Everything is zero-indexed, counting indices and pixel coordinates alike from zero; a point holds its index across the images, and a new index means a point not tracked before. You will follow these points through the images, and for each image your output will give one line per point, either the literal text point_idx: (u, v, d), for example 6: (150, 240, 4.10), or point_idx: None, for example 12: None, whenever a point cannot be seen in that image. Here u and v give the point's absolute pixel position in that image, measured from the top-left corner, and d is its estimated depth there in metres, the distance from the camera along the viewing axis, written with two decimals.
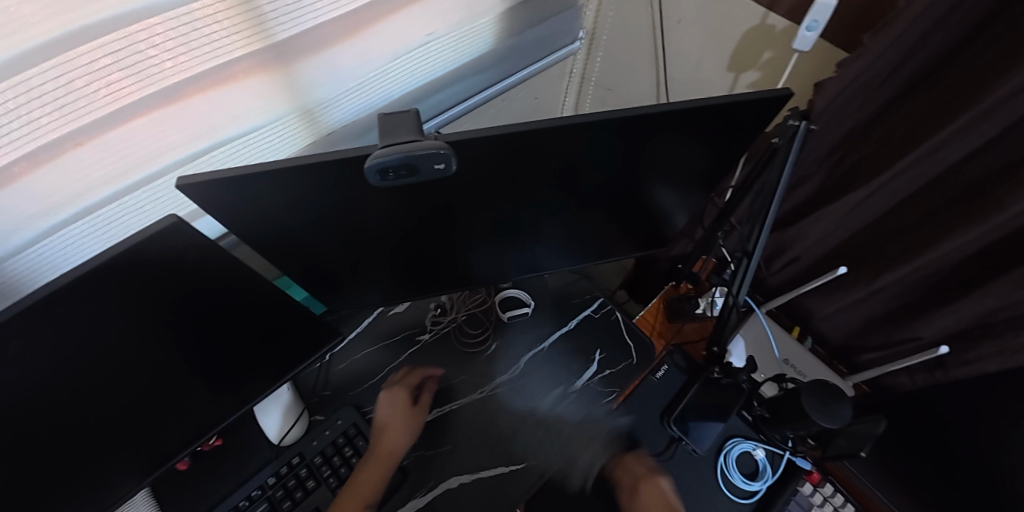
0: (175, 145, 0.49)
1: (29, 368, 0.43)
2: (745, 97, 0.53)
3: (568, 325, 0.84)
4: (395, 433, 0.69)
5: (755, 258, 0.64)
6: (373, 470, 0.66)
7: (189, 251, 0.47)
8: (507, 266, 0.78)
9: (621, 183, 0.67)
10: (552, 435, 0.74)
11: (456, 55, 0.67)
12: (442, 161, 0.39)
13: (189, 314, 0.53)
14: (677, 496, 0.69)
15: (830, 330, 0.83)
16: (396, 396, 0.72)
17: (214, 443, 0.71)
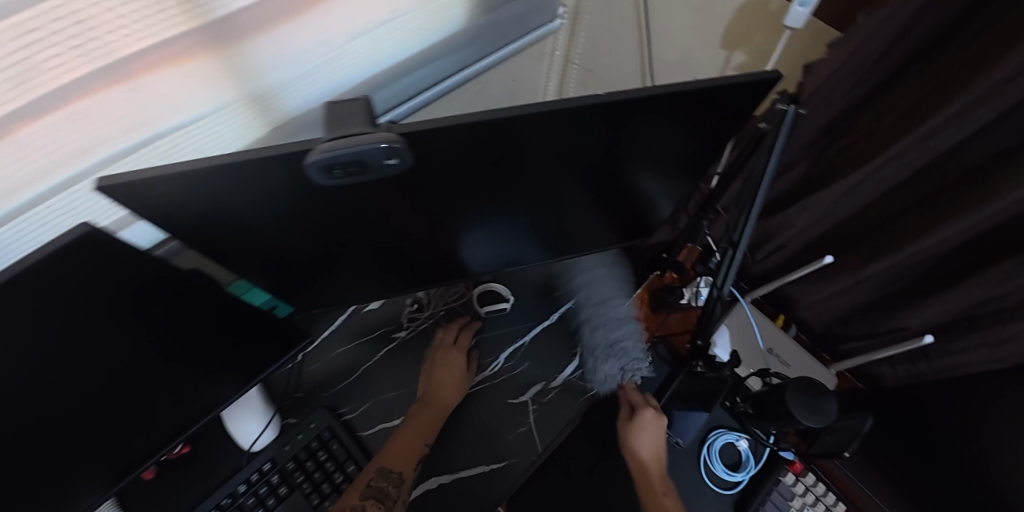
0: (108, 137, 0.44)
1: None
2: (731, 81, 0.50)
3: (550, 319, 0.82)
4: (450, 388, 0.71)
5: (741, 249, 0.61)
6: (427, 417, 0.68)
7: (111, 262, 0.42)
8: (504, 255, 0.76)
9: (602, 171, 0.63)
10: (533, 431, 0.72)
11: (425, 34, 0.62)
12: (392, 156, 0.34)
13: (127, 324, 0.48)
14: (652, 438, 0.69)
15: (814, 318, 0.82)
16: (455, 356, 0.74)
17: (181, 451, 0.68)
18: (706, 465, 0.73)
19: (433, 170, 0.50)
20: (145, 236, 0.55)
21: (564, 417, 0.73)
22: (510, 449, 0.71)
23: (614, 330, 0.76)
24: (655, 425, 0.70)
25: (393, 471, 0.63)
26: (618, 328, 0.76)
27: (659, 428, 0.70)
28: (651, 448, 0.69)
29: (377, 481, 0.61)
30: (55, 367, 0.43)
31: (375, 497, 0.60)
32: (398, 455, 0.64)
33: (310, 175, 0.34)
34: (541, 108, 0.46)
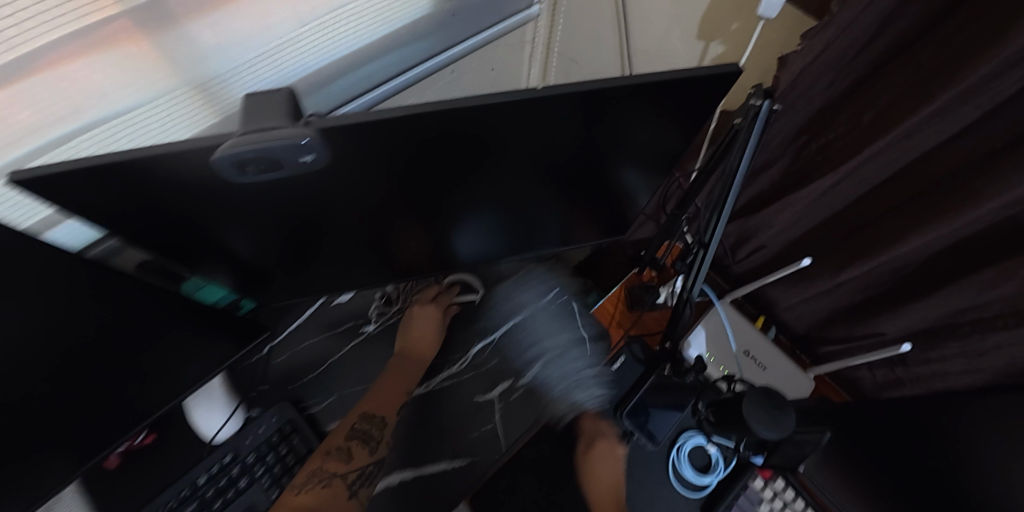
0: (33, 126, 0.43)
1: None
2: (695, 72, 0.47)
3: (521, 316, 0.80)
4: (428, 340, 0.74)
5: (712, 250, 0.59)
6: (410, 366, 0.72)
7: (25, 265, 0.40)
8: (482, 250, 0.75)
9: (569, 167, 0.61)
10: (498, 430, 0.71)
11: (383, 23, 0.61)
12: (310, 153, 0.33)
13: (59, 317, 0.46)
14: (611, 469, 0.70)
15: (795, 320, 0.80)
16: (430, 311, 0.77)
17: (144, 441, 0.67)
18: (675, 468, 0.72)
19: (384, 165, 0.48)
20: (76, 238, 0.58)
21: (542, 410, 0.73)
22: (474, 447, 0.70)
23: (580, 361, 0.78)
24: (613, 454, 0.71)
25: (377, 415, 0.67)
26: (573, 358, 0.78)
27: (616, 459, 0.71)
28: (607, 475, 0.69)
29: (362, 425, 0.66)
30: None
31: (359, 438, 0.65)
32: (379, 399, 0.69)
33: (217, 166, 0.32)
34: (489, 101, 0.43)
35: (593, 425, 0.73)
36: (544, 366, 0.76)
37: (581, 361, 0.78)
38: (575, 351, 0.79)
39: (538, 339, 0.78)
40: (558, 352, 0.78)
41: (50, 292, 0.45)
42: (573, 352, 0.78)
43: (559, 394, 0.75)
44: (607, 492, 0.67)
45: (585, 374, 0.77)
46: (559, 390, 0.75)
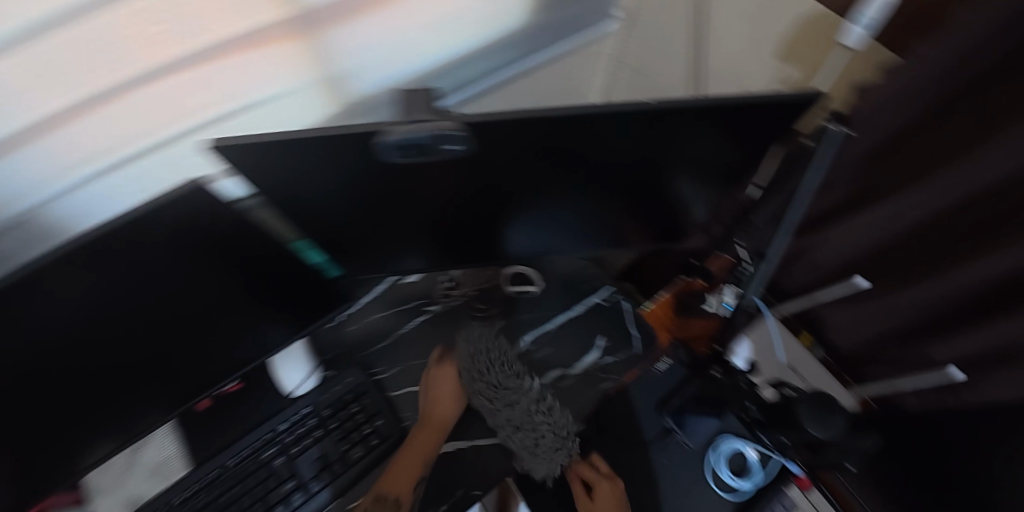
0: (205, 106, 0.53)
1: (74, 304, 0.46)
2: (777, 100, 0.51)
3: (574, 311, 0.85)
4: (448, 403, 0.72)
5: (771, 262, 0.64)
6: (428, 435, 0.70)
7: (195, 220, 0.48)
8: (537, 244, 0.79)
9: (635, 175, 0.66)
10: (546, 414, 0.75)
11: (482, 32, 0.67)
12: (453, 142, 0.38)
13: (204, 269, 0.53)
14: (611, 511, 0.69)
15: (839, 340, 0.82)
16: (447, 371, 0.75)
17: (233, 388, 0.75)
18: (712, 468, 0.75)
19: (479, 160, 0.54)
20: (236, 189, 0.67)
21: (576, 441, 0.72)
22: None
23: (581, 397, 0.77)
24: (612, 495, 0.70)
25: (389, 496, 0.65)
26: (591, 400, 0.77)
27: (617, 500, 0.70)
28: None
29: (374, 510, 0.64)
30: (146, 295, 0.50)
31: None
32: (394, 478, 0.67)
33: (384, 150, 0.38)
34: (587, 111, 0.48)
35: (584, 472, 0.72)
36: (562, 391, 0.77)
37: (587, 389, 0.78)
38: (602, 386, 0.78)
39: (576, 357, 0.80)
40: (582, 379, 0.78)
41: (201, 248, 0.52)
42: (598, 385, 0.78)
43: (530, 458, 0.69)
44: None
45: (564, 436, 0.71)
46: (526, 452, 0.69)
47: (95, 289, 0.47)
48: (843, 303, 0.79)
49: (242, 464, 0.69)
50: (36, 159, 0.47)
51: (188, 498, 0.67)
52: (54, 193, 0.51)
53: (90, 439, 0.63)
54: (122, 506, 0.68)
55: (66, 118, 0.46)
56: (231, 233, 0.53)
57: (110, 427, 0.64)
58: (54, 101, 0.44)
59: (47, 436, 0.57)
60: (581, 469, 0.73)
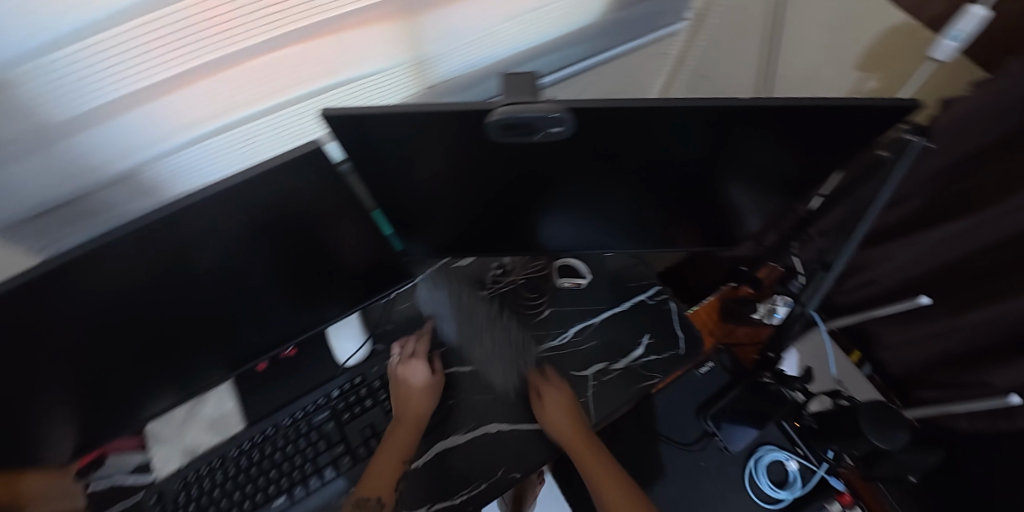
0: (311, 77, 0.53)
1: (174, 254, 0.50)
2: (861, 104, 0.51)
3: (621, 307, 0.84)
4: (418, 401, 0.72)
5: (834, 273, 0.65)
6: (402, 434, 0.69)
7: (294, 189, 0.50)
8: (576, 238, 0.79)
9: (701, 174, 0.66)
10: (589, 405, 0.76)
11: (562, 23, 0.68)
12: (558, 124, 0.39)
13: (283, 232, 0.55)
14: (562, 408, 0.72)
15: (892, 358, 0.80)
16: (416, 364, 0.74)
17: (289, 353, 0.78)
18: (751, 476, 0.76)
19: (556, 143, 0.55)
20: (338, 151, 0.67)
21: (530, 353, 0.80)
22: None
23: (615, 400, 0.76)
24: (558, 397, 0.73)
25: (370, 499, 0.64)
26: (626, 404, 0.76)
27: (564, 398, 0.73)
28: (560, 410, 0.72)
29: None
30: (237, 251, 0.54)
31: None
32: (372, 482, 0.65)
33: (488, 131, 0.40)
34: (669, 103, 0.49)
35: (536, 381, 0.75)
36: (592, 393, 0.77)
37: (624, 392, 0.77)
38: (640, 389, 0.77)
39: (605, 360, 0.80)
40: (615, 381, 0.78)
41: (300, 215, 0.55)
42: (634, 388, 0.77)
43: (530, 442, 0.73)
44: (566, 427, 0.70)
45: None
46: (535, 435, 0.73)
47: (189, 244, 0.50)
48: (899, 320, 0.77)
49: (295, 425, 0.72)
50: (147, 121, 0.46)
51: (242, 453, 0.70)
52: (164, 151, 0.51)
53: (155, 391, 0.67)
54: (180, 454, 0.71)
55: (193, 79, 0.45)
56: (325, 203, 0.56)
57: (174, 380, 0.67)
58: (184, 62, 0.43)
59: (120, 380, 0.61)
60: (536, 379, 0.76)
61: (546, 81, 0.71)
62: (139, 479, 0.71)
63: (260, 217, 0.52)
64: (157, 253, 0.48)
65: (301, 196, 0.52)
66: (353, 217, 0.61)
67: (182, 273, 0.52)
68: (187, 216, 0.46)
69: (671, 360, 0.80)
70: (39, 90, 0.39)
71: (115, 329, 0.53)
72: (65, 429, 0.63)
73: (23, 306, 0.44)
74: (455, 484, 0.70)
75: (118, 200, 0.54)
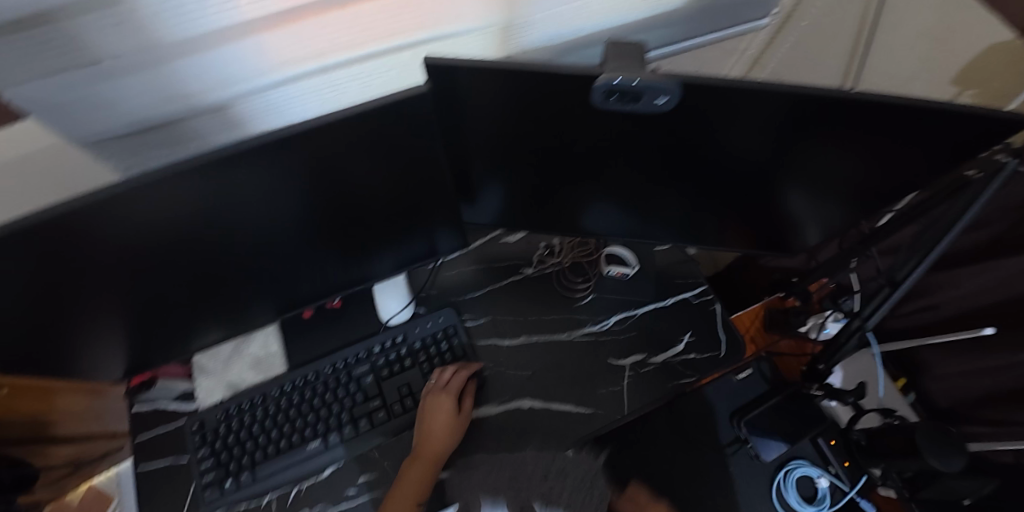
0: (407, 30, 0.53)
1: (252, 185, 0.51)
2: (952, 108, 0.49)
3: (665, 302, 0.83)
4: (440, 438, 0.68)
5: (900, 290, 0.63)
6: (420, 470, 0.67)
7: (373, 135, 0.51)
8: (632, 226, 0.78)
9: (774, 172, 0.64)
10: (624, 395, 0.76)
11: (652, 6, 0.67)
12: (664, 95, 0.42)
13: (353, 178, 0.56)
14: None
15: (943, 389, 0.77)
16: (444, 400, 0.70)
17: (335, 305, 0.80)
18: (779, 489, 0.74)
19: (635, 115, 0.54)
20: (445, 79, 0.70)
21: (567, 336, 0.80)
22: (599, 401, 0.75)
23: (649, 392, 0.76)
24: None
25: None
26: (659, 397, 0.76)
27: None
28: None
29: None
30: (310, 192, 0.55)
31: None
32: None
33: (596, 99, 0.44)
34: (755, 84, 0.48)
35: (636, 495, 0.73)
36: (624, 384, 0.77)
37: (658, 386, 0.77)
38: (677, 386, 0.76)
39: (643, 352, 0.79)
40: (655, 377, 0.77)
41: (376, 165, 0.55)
42: (671, 384, 0.77)
43: (567, 419, 0.74)
44: None
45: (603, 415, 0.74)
46: (570, 408, 0.74)
47: (267, 178, 0.51)
48: (957, 350, 0.73)
49: (335, 374, 0.73)
50: (250, 54, 0.48)
51: (282, 395, 0.72)
52: (259, 87, 0.52)
53: (204, 323, 0.69)
54: (223, 387, 0.74)
55: (299, 16, 0.46)
56: (403, 160, 0.56)
57: (226, 314, 0.69)
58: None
59: (173, 307, 0.63)
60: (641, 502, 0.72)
61: (652, 55, 0.73)
62: (182, 407, 0.74)
63: (338, 161, 0.52)
64: (232, 183, 0.49)
65: (375, 143, 0.52)
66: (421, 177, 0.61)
67: (255, 206, 0.54)
68: (268, 149, 0.47)
69: (710, 362, 0.79)
70: (156, 8, 0.40)
71: (184, 255, 0.55)
72: (118, 347, 0.65)
73: (110, 214, 0.46)
74: (482, 453, 0.72)
75: (205, 132, 0.55)
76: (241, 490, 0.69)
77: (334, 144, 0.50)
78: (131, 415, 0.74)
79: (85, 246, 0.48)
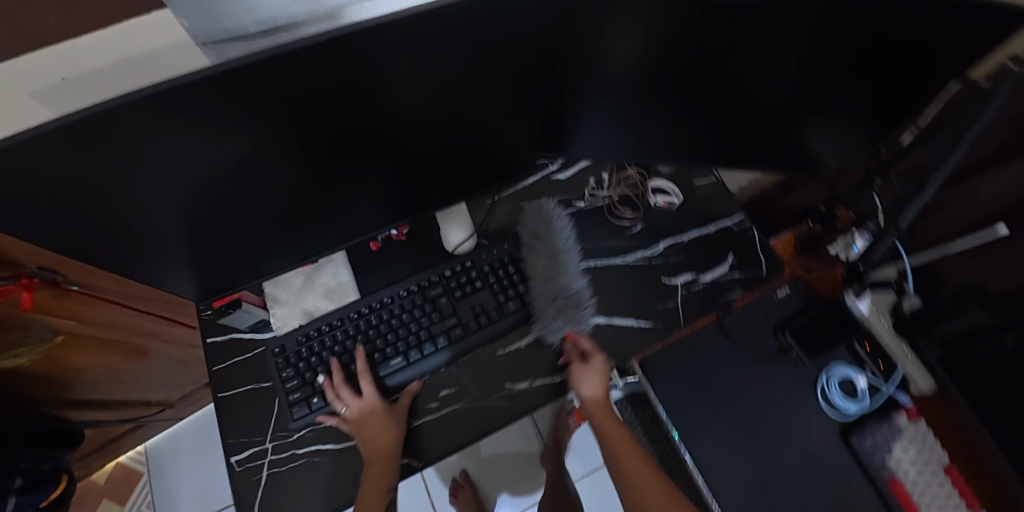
0: None
1: (351, 98, 0.52)
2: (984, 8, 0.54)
3: (708, 229, 0.89)
4: (384, 433, 0.68)
5: (926, 195, 0.69)
6: (379, 469, 0.67)
7: (462, 43, 0.52)
8: (676, 154, 0.84)
9: (813, 90, 0.70)
10: (678, 310, 0.82)
11: None
12: None
13: (438, 92, 0.58)
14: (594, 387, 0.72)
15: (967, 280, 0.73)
16: (371, 399, 0.70)
17: (401, 236, 0.83)
18: (823, 392, 0.78)
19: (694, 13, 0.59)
20: None
21: (623, 259, 0.85)
22: (656, 315, 0.82)
23: (702, 304, 0.83)
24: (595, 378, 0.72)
25: None
26: (712, 308, 0.82)
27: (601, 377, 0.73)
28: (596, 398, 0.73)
29: None
30: (399, 108, 0.57)
31: None
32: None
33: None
34: None
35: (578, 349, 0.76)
36: (679, 299, 0.83)
37: (710, 302, 0.83)
38: (724, 301, 0.83)
39: (693, 272, 0.85)
40: (707, 295, 0.84)
41: (462, 79, 0.57)
42: (719, 300, 0.83)
43: (549, 309, 0.79)
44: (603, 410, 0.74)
45: (574, 293, 0.81)
46: (559, 283, 0.81)
47: (361, 90, 0.52)
48: None
49: (410, 297, 0.77)
50: None
51: (360, 316, 0.76)
52: None
53: (285, 251, 0.71)
54: (298, 315, 0.76)
55: None
56: (485, 74, 0.58)
57: (301, 241, 0.71)
58: None
59: (253, 230, 0.64)
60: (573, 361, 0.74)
61: None
62: (256, 335, 0.76)
63: (429, 71, 0.54)
64: (328, 93, 0.50)
65: (477, 55, 0.55)
66: (497, 98, 0.64)
67: (349, 120, 0.55)
68: (370, 53, 0.48)
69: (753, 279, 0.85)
70: None
71: (282, 168, 0.57)
72: (206, 275, 0.67)
73: (219, 120, 0.47)
74: (552, 365, 0.76)
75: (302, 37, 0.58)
76: (327, 405, 0.71)
77: (427, 49, 0.51)
78: (205, 346, 0.75)
79: (195, 154, 0.49)
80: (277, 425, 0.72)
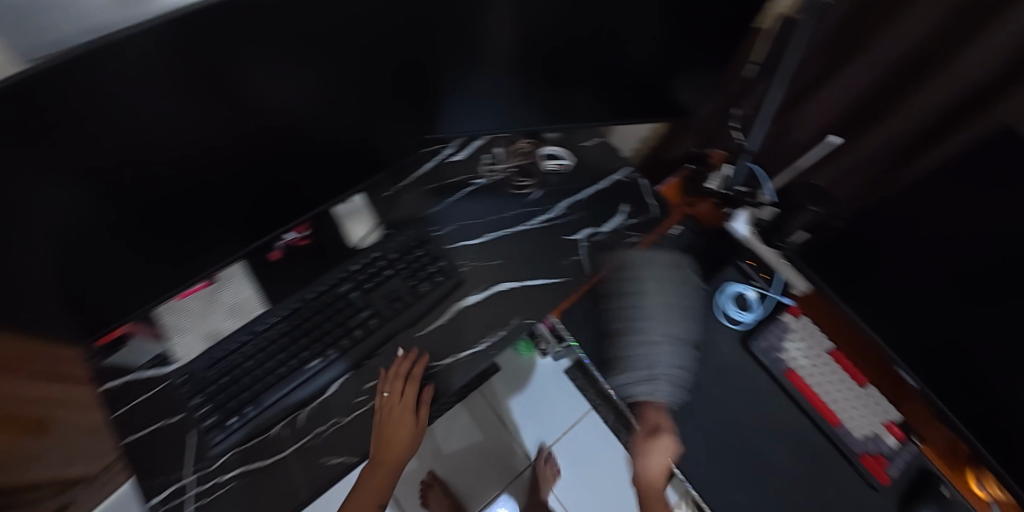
0: None
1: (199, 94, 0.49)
2: None
3: (601, 184, 0.95)
4: (401, 438, 0.73)
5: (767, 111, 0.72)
6: (389, 466, 0.74)
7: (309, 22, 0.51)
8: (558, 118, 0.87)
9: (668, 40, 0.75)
10: (583, 262, 0.86)
11: None
12: None
13: (297, 77, 0.56)
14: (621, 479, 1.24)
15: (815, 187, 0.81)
16: (407, 414, 0.71)
17: (303, 241, 0.81)
18: (722, 309, 0.88)
19: None
20: None
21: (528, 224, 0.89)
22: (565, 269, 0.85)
23: (604, 254, 0.87)
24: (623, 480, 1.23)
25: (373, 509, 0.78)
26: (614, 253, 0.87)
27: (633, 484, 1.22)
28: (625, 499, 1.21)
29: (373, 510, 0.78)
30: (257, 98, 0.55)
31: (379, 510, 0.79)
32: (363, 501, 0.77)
33: None
34: None
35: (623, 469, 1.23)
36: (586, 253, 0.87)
37: (612, 250, 0.88)
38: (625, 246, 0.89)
39: (593, 225, 0.90)
40: (610, 245, 0.88)
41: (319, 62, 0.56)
42: (620, 246, 0.88)
43: None
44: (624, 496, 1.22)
45: None
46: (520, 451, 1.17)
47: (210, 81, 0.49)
48: None
49: (321, 298, 0.76)
50: None
51: (272, 327, 0.74)
52: None
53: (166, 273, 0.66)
54: (202, 339, 0.72)
55: None
56: (342, 54, 0.57)
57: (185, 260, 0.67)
58: None
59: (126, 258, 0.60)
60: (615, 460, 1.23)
61: None
62: (157, 372, 0.71)
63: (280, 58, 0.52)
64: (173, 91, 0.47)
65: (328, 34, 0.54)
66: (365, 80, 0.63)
67: (205, 118, 0.52)
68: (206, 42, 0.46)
69: (647, 223, 0.91)
70: None
71: (143, 183, 0.53)
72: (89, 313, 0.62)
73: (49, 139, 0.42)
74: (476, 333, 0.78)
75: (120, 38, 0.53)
76: (250, 423, 0.68)
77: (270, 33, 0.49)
78: (102, 395, 0.69)
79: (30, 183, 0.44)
80: (197, 461, 0.67)
